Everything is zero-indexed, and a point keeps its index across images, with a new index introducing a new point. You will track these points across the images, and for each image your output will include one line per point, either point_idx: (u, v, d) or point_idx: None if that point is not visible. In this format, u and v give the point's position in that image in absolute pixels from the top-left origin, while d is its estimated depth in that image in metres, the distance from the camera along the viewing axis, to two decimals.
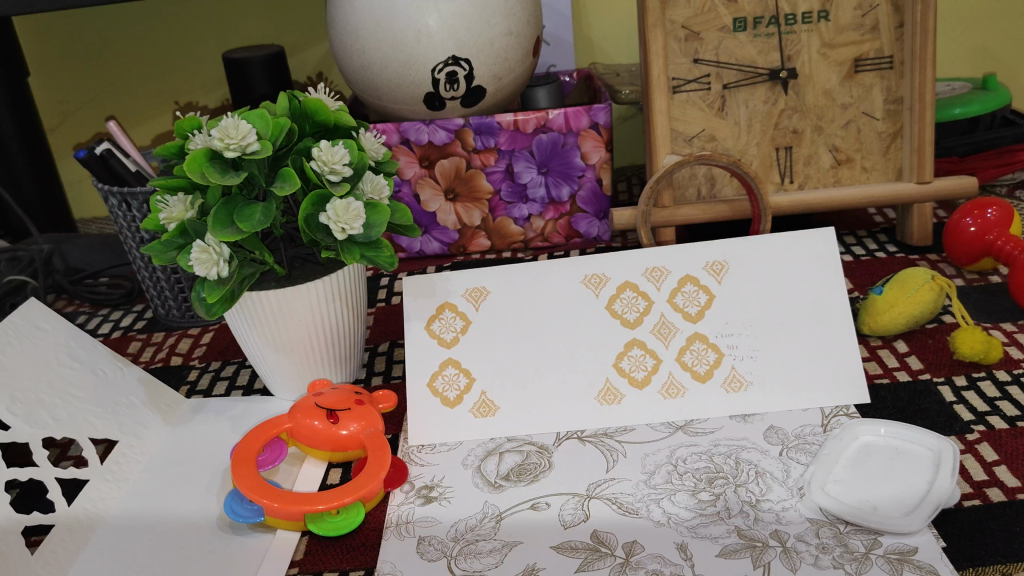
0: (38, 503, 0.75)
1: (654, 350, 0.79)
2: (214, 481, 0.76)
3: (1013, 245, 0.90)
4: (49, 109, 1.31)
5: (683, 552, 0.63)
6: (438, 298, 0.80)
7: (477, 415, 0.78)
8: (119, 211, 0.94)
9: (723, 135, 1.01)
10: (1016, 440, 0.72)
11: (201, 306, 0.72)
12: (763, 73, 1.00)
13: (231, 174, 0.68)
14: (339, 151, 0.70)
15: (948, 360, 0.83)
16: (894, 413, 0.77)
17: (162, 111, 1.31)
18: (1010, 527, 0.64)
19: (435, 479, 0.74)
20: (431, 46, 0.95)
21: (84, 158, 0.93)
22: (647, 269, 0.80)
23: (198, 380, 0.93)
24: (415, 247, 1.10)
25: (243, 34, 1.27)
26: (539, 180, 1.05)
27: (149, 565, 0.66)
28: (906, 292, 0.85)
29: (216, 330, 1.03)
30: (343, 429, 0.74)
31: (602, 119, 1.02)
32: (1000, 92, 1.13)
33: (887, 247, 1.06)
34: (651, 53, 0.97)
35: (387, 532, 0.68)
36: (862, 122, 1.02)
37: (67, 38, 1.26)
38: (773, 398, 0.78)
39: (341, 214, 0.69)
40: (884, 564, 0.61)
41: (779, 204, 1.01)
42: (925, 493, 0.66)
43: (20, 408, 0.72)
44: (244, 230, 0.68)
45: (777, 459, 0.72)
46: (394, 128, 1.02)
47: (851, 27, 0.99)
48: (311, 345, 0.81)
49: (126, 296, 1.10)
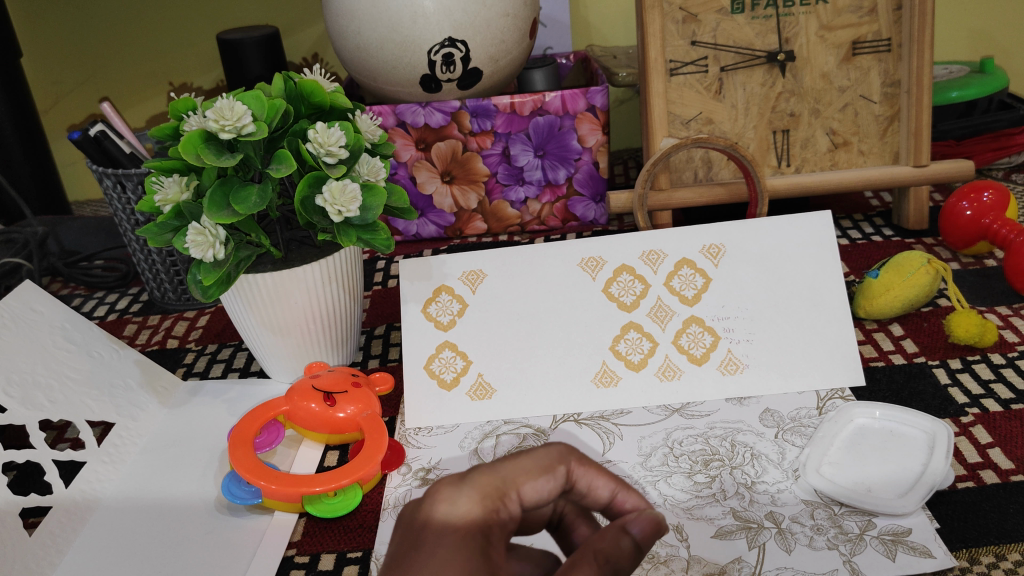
0: (36, 486, 0.75)
1: (651, 333, 0.79)
2: (211, 463, 0.76)
3: (1010, 229, 0.90)
4: (42, 90, 1.30)
5: (679, 533, 0.64)
6: (434, 281, 0.80)
7: (474, 398, 0.78)
8: (114, 192, 0.93)
9: (720, 118, 1.01)
10: (1010, 423, 0.73)
11: (197, 289, 0.72)
12: (761, 55, 0.99)
13: (226, 156, 0.67)
14: (335, 133, 0.69)
15: (942, 343, 0.84)
16: (889, 395, 0.77)
17: (154, 92, 1.30)
18: (1003, 508, 0.64)
19: (433, 462, 0.74)
20: (427, 27, 0.94)
21: (78, 140, 0.92)
22: (645, 252, 0.81)
23: (195, 363, 0.93)
24: (411, 230, 1.10)
25: (236, 14, 1.25)
26: (536, 163, 1.05)
27: (148, 547, 0.67)
28: (902, 275, 0.85)
29: (213, 313, 1.02)
30: (341, 411, 0.74)
31: (599, 102, 1.01)
32: (998, 75, 1.13)
33: (883, 230, 1.06)
34: (649, 35, 0.96)
35: (385, 514, 0.69)
36: (859, 105, 1.02)
37: (59, 18, 1.25)
38: (769, 381, 0.78)
39: (337, 197, 0.69)
40: (878, 546, 0.61)
41: (776, 187, 1.01)
42: (920, 474, 0.67)
43: (16, 391, 0.72)
44: (239, 213, 0.68)
45: (772, 442, 0.72)
46: (390, 110, 1.01)
47: (849, 9, 0.98)
48: (309, 328, 0.81)
49: (121, 279, 1.10)
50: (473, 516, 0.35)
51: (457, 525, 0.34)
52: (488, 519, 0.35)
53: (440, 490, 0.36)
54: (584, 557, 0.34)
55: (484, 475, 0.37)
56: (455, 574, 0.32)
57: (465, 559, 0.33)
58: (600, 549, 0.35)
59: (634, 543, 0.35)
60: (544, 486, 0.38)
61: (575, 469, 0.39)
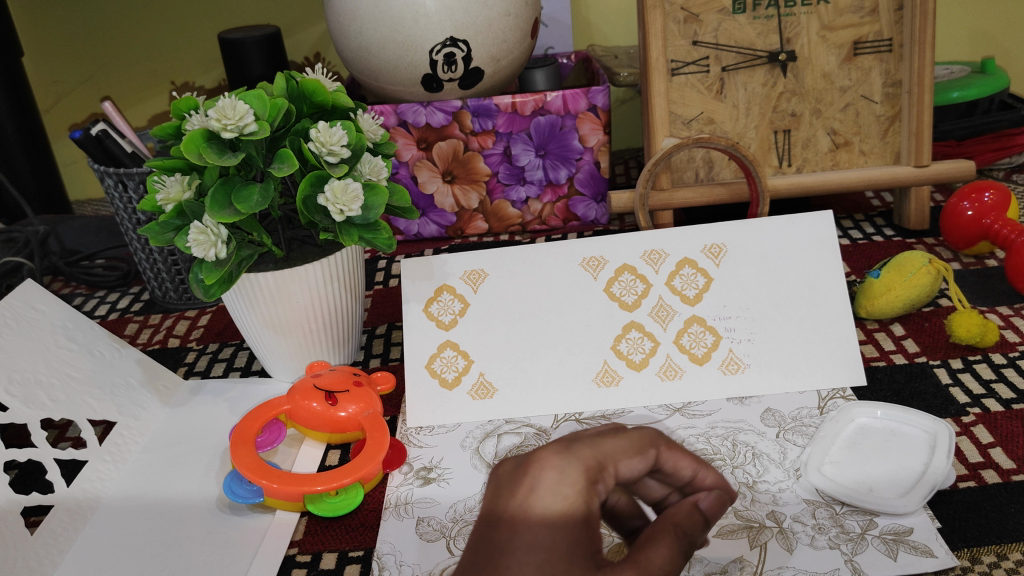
0: (38, 484, 0.76)
1: (653, 333, 0.79)
2: (212, 462, 0.76)
3: (1011, 229, 0.90)
4: (43, 90, 1.30)
5: None
6: (436, 280, 0.80)
7: (475, 397, 0.78)
8: (116, 191, 0.93)
9: (721, 117, 1.01)
10: (1011, 423, 0.73)
11: (199, 288, 0.72)
12: (762, 55, 0.99)
13: (228, 155, 0.68)
14: (337, 133, 0.69)
15: (943, 343, 0.84)
16: (890, 395, 0.77)
17: (155, 92, 1.30)
18: (1004, 508, 0.64)
19: (434, 461, 0.74)
20: (429, 26, 0.94)
21: (80, 139, 0.92)
22: (646, 252, 0.81)
23: (196, 362, 0.93)
24: (413, 230, 1.10)
25: (237, 13, 1.25)
26: (537, 163, 1.05)
27: (149, 546, 0.67)
28: (903, 275, 0.85)
29: (214, 312, 1.03)
30: (343, 410, 0.74)
31: (601, 101, 1.01)
32: (999, 76, 1.13)
33: (884, 231, 1.06)
34: (651, 35, 0.96)
35: (387, 513, 0.69)
36: (861, 105, 1.02)
37: (60, 17, 1.25)
38: (770, 381, 0.78)
39: (339, 196, 0.69)
40: (879, 545, 0.61)
41: (777, 187, 1.02)
42: (921, 473, 0.67)
43: (18, 390, 0.72)
44: (241, 212, 0.68)
45: (774, 441, 0.72)
46: (391, 110, 1.01)
47: (851, 9, 0.98)
48: (310, 327, 0.81)
49: (122, 278, 1.10)
50: (578, 485, 0.36)
51: (563, 493, 0.36)
52: (589, 493, 0.37)
53: (546, 460, 0.37)
54: (666, 530, 0.38)
55: (585, 449, 0.38)
56: (567, 540, 0.34)
57: (573, 530, 0.35)
58: (680, 522, 0.39)
59: (703, 515, 0.40)
60: (638, 465, 0.40)
61: (664, 452, 0.41)
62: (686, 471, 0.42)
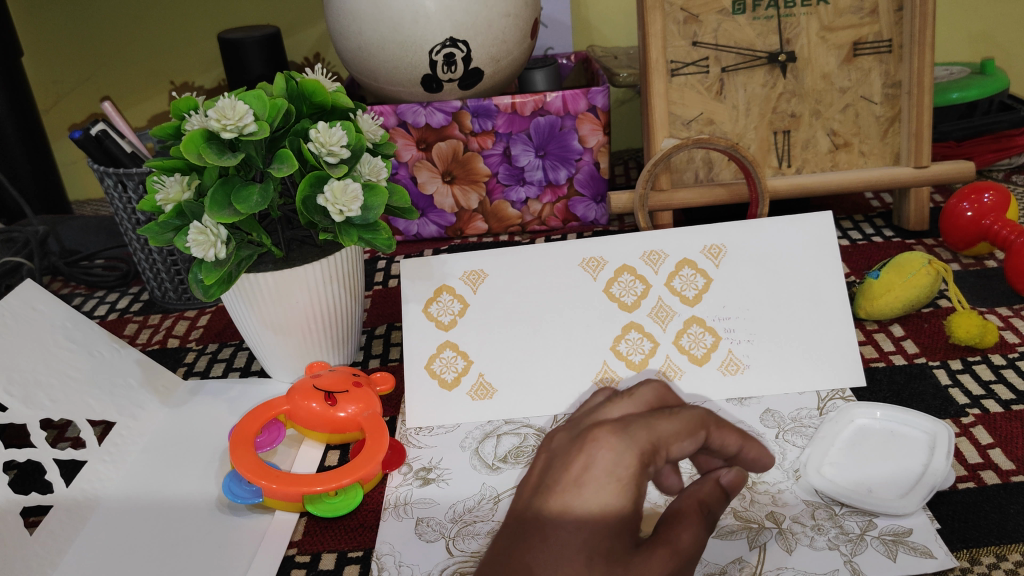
0: (37, 485, 0.75)
1: (653, 333, 0.79)
2: (211, 462, 0.76)
3: (1010, 230, 0.90)
4: (43, 90, 1.30)
5: None
6: (436, 280, 0.80)
7: (475, 398, 0.78)
8: (115, 192, 0.93)
9: (721, 118, 1.01)
10: (1011, 424, 0.73)
11: (199, 289, 0.72)
12: (762, 56, 0.99)
13: (228, 155, 0.68)
14: (337, 133, 0.69)
15: (943, 344, 0.84)
16: (889, 395, 0.77)
17: (154, 92, 1.30)
18: (1004, 508, 0.64)
19: (433, 462, 0.74)
20: (429, 27, 0.94)
21: (80, 139, 0.92)
22: (646, 252, 0.81)
23: (195, 362, 0.93)
24: (412, 230, 1.10)
25: (237, 14, 1.25)
26: (537, 163, 1.05)
27: (148, 546, 0.67)
28: (902, 276, 0.85)
29: (213, 312, 1.02)
30: (342, 410, 0.74)
31: (601, 102, 1.01)
32: (998, 77, 1.13)
33: (883, 231, 1.06)
34: (651, 35, 0.96)
35: (386, 513, 0.69)
36: (861, 106, 1.02)
37: (60, 17, 1.25)
38: (769, 382, 0.78)
39: (339, 196, 0.69)
40: (879, 546, 0.61)
41: (777, 188, 1.02)
42: (920, 474, 0.67)
43: (17, 390, 0.72)
44: (241, 212, 0.68)
45: (773, 442, 0.72)
46: (391, 110, 1.01)
47: (850, 10, 0.98)
48: (310, 328, 0.81)
49: (122, 278, 1.10)
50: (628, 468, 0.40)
51: (613, 474, 0.40)
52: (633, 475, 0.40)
53: (601, 440, 0.41)
54: (693, 510, 0.44)
55: (640, 431, 0.42)
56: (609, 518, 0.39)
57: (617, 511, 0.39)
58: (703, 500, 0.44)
59: (723, 491, 0.45)
60: (686, 446, 0.43)
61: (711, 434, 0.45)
62: (731, 446, 0.47)
